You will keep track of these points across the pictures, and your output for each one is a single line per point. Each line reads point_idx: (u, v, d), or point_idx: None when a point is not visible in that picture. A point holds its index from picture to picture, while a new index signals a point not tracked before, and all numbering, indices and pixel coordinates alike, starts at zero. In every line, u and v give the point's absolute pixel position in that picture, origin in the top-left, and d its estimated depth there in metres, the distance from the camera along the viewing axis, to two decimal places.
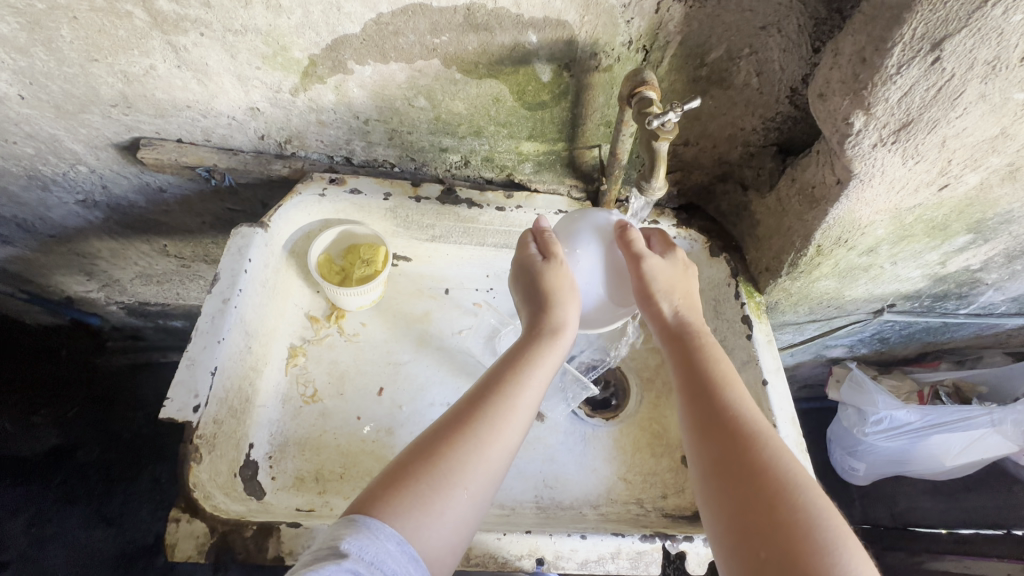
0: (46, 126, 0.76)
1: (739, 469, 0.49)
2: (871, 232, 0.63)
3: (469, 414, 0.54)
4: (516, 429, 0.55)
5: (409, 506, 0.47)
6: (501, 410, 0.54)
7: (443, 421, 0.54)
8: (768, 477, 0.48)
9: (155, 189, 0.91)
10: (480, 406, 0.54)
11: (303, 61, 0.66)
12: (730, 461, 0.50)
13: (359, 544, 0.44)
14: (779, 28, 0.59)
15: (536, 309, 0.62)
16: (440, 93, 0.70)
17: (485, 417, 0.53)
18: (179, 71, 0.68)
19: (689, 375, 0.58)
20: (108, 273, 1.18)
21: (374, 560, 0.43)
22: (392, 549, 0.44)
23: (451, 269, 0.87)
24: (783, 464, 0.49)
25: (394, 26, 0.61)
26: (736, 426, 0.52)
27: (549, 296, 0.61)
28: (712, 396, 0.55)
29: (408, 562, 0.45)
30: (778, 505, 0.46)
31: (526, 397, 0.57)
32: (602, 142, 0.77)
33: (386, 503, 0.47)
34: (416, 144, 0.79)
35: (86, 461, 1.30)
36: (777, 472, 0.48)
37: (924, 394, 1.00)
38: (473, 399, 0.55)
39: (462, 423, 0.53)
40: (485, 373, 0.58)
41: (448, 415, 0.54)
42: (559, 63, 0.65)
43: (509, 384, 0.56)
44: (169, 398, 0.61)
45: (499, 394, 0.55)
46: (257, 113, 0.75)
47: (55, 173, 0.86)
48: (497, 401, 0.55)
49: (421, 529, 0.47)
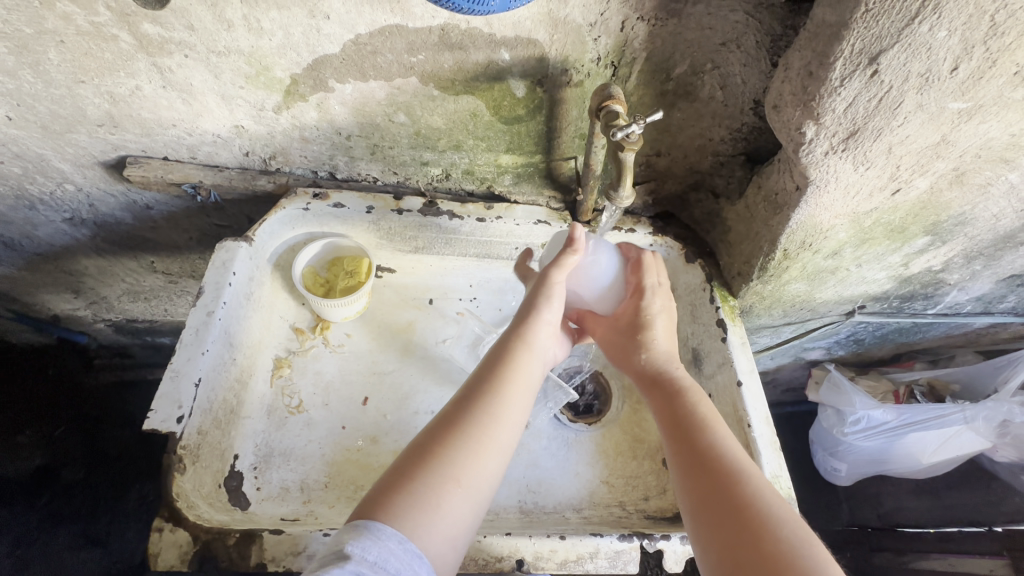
0: (34, 146, 0.78)
1: (736, 495, 0.51)
2: (833, 236, 0.65)
3: (473, 418, 0.55)
4: (508, 433, 0.56)
5: (413, 507, 0.48)
6: (496, 417, 0.56)
7: (445, 422, 0.55)
8: (767, 506, 0.50)
9: (142, 207, 0.93)
10: (477, 411, 0.56)
11: (285, 81, 0.69)
12: (726, 487, 0.52)
13: (362, 546, 0.44)
14: (739, 44, 0.62)
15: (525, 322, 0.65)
16: (419, 109, 0.73)
17: (481, 421, 0.55)
18: (165, 91, 0.70)
19: (683, 407, 0.61)
20: (95, 291, 1.18)
21: (378, 560, 0.43)
22: (394, 547, 0.45)
23: (434, 279, 0.89)
24: (779, 496, 0.51)
25: (372, 46, 0.64)
26: (729, 456, 0.55)
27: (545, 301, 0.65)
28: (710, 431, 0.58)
29: (411, 560, 0.45)
30: (776, 531, 0.47)
31: (519, 405, 0.59)
32: (578, 154, 0.79)
33: (385, 504, 0.48)
34: (398, 159, 0.82)
35: (71, 481, 1.28)
36: (775, 502, 0.50)
37: (901, 394, 1.02)
38: (468, 401, 0.57)
39: (464, 424, 0.55)
40: (478, 378, 0.60)
41: (450, 416, 0.56)
42: (532, 78, 0.68)
43: (512, 393, 0.58)
44: (153, 409, 0.62)
45: (503, 401, 0.57)
46: (241, 131, 0.77)
47: (42, 192, 0.87)
48: (498, 407, 0.57)
49: (421, 529, 0.47)
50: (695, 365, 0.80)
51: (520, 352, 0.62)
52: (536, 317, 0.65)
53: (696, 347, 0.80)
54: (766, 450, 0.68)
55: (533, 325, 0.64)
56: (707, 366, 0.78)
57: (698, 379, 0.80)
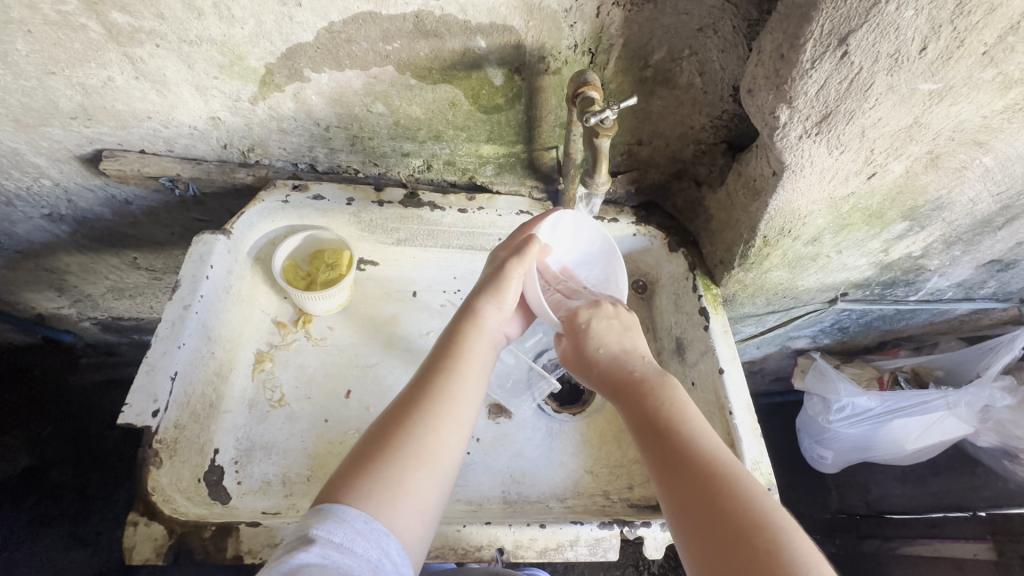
0: (7, 140, 0.77)
1: (701, 481, 0.51)
2: (811, 222, 0.65)
3: (434, 397, 0.55)
4: (468, 410, 0.56)
5: (376, 487, 0.48)
6: (456, 398, 0.55)
7: (403, 404, 0.54)
8: (723, 474, 0.52)
9: (121, 202, 0.92)
10: (436, 394, 0.55)
11: (260, 70, 0.68)
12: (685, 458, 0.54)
13: (327, 529, 0.45)
14: (715, 29, 0.62)
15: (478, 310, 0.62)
16: (397, 99, 0.72)
17: (440, 404, 0.54)
18: (138, 82, 0.69)
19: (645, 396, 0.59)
20: (78, 288, 1.17)
21: (344, 542, 0.44)
22: (360, 528, 0.46)
23: (417, 271, 0.89)
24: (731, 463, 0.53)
25: (346, 34, 0.63)
26: (686, 428, 0.56)
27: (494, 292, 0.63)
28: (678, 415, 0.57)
29: (378, 538, 0.46)
30: (734, 497, 0.50)
31: (476, 383, 0.58)
32: (559, 143, 0.79)
33: (348, 488, 0.48)
34: (378, 150, 0.81)
35: (60, 481, 1.27)
36: (729, 470, 0.52)
37: (885, 380, 1.03)
38: (426, 385, 0.56)
39: (423, 404, 0.54)
40: (434, 364, 0.58)
41: (409, 397, 0.55)
42: (510, 66, 0.67)
43: (469, 371, 0.58)
44: (128, 404, 0.61)
45: (462, 380, 0.57)
46: (218, 122, 0.76)
47: (19, 188, 0.86)
48: (457, 388, 0.56)
49: (385, 508, 0.48)
50: (679, 354, 0.80)
51: (477, 332, 0.61)
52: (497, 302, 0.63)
53: (679, 336, 0.81)
54: (747, 436, 0.68)
55: (492, 305, 0.63)
56: (690, 355, 0.78)
57: (681, 368, 0.80)
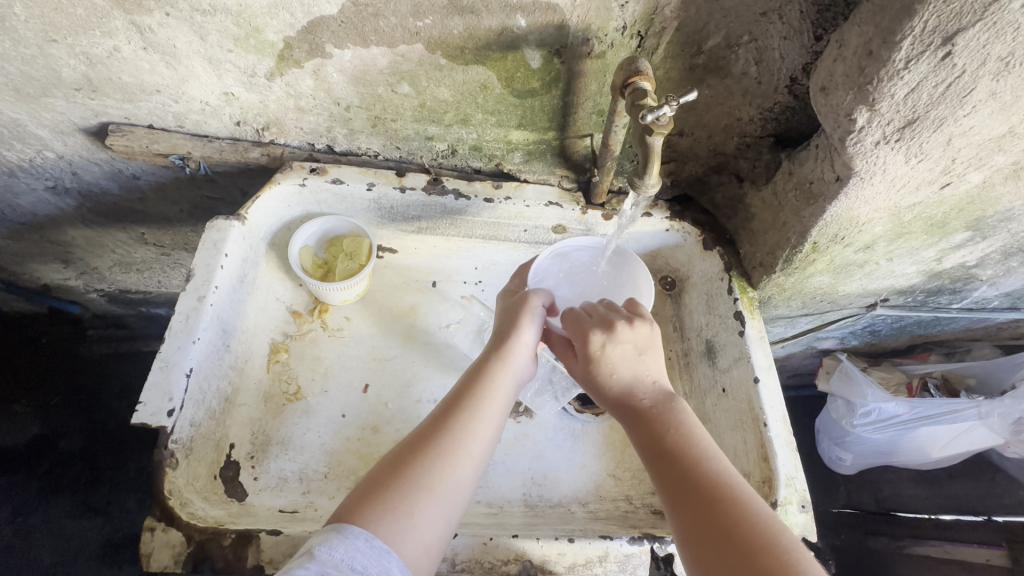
0: (8, 110, 0.72)
1: (713, 512, 0.45)
2: (868, 230, 0.62)
3: (449, 427, 0.52)
4: (482, 444, 0.53)
5: (386, 512, 0.46)
6: (469, 428, 0.53)
7: (420, 433, 0.52)
8: (735, 506, 0.45)
9: (128, 176, 0.87)
10: (449, 424, 0.52)
11: (278, 44, 0.63)
12: (675, 480, 0.49)
13: (331, 545, 0.42)
14: (781, 14, 0.56)
15: (496, 345, 0.61)
16: (424, 79, 0.67)
17: (455, 434, 0.52)
18: (146, 53, 0.64)
19: (657, 422, 0.54)
20: (85, 262, 1.14)
21: (344, 559, 0.41)
22: (361, 545, 0.43)
23: (437, 261, 0.85)
24: (735, 485, 0.47)
25: (374, 8, 0.58)
26: (687, 447, 0.51)
27: (523, 324, 0.61)
28: (685, 442, 0.51)
29: (380, 557, 0.43)
30: (734, 519, 0.44)
31: (494, 417, 0.55)
32: (595, 132, 0.74)
33: (361, 509, 0.46)
34: (401, 132, 0.76)
35: (70, 451, 1.27)
36: (733, 496, 0.46)
37: (914, 386, 1.00)
38: (442, 413, 0.54)
39: (438, 434, 0.52)
40: (451, 392, 0.56)
41: (425, 427, 0.53)
42: (550, 48, 0.62)
43: (487, 400, 0.55)
44: (142, 401, 0.58)
45: (480, 411, 0.54)
46: (231, 98, 0.72)
47: (22, 159, 0.82)
48: (472, 419, 0.53)
49: (396, 535, 0.45)
50: (709, 358, 0.77)
51: (496, 365, 0.58)
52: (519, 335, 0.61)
53: (711, 339, 0.77)
54: (782, 450, 0.66)
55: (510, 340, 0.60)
56: (722, 360, 0.75)
57: (711, 372, 0.77)
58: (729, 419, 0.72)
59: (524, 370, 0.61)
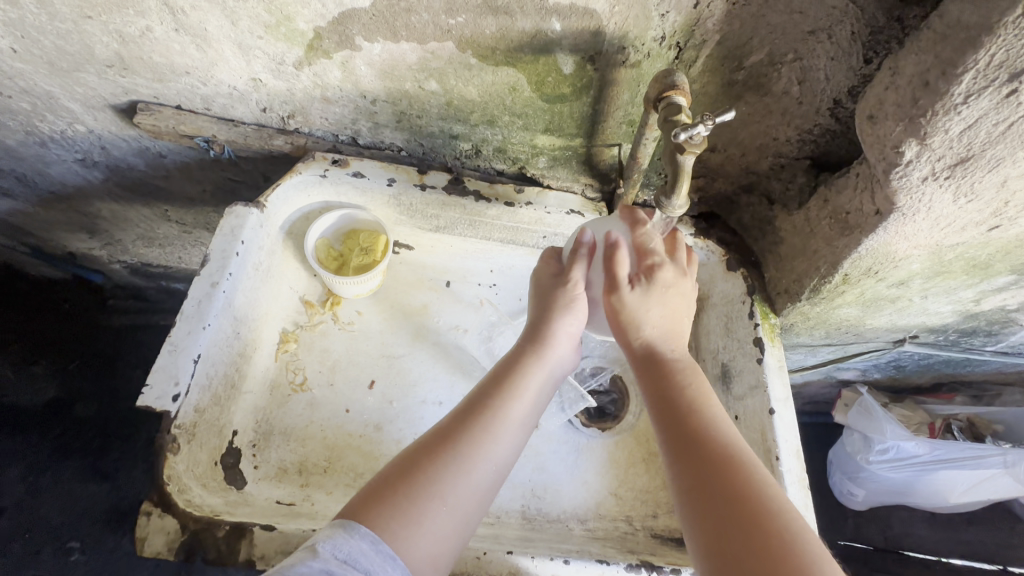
0: (42, 82, 0.73)
1: (714, 479, 0.46)
2: (904, 266, 0.59)
3: (471, 428, 0.51)
4: (504, 448, 0.53)
5: (395, 516, 0.45)
6: (493, 433, 0.52)
7: (441, 431, 0.51)
8: (734, 473, 0.46)
9: (154, 154, 0.88)
10: (471, 425, 0.52)
11: (308, 34, 0.62)
12: (677, 438, 0.50)
13: (333, 544, 0.42)
14: (830, 34, 0.53)
15: (528, 341, 0.59)
16: (453, 78, 0.66)
17: (477, 436, 0.51)
18: (177, 35, 0.64)
19: (666, 379, 0.54)
20: (110, 233, 1.16)
21: (347, 560, 0.41)
22: (366, 548, 0.42)
23: (452, 260, 0.84)
24: (739, 452, 0.48)
25: (406, 3, 0.56)
26: (693, 410, 0.51)
27: (562, 316, 0.59)
28: (687, 405, 0.52)
29: (385, 563, 0.42)
30: (736, 492, 0.44)
31: (519, 422, 0.54)
32: (623, 142, 0.72)
33: (372, 507, 0.45)
34: (426, 129, 0.75)
35: (84, 417, 1.29)
36: (735, 464, 0.47)
37: (936, 427, 0.97)
38: (465, 410, 0.53)
39: (459, 436, 0.51)
40: (476, 390, 0.56)
41: (446, 427, 0.52)
42: (583, 54, 0.60)
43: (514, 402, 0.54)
44: (148, 384, 0.58)
45: (503, 414, 0.53)
46: (259, 84, 0.71)
47: (53, 131, 0.83)
48: (498, 421, 0.53)
49: (404, 541, 0.44)
50: (723, 382, 0.75)
51: (529, 364, 0.57)
52: (555, 325, 0.59)
53: (727, 363, 0.75)
54: (793, 487, 0.63)
55: (543, 336, 0.59)
56: (736, 386, 0.73)
57: (724, 397, 0.74)
58: None
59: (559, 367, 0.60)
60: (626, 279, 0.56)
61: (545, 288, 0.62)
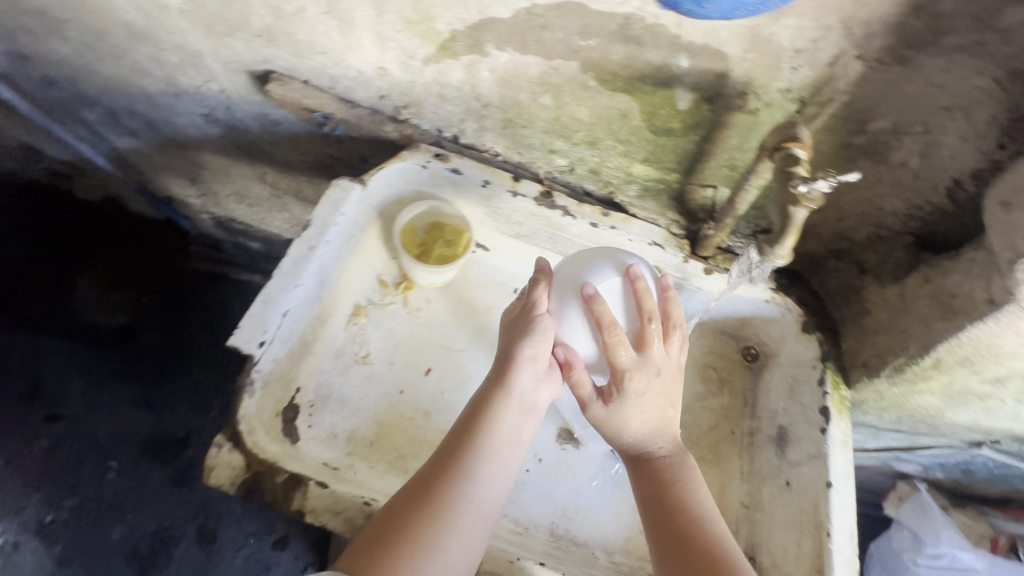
0: (196, 41, 0.81)
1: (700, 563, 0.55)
2: (1007, 362, 0.58)
3: (450, 479, 0.58)
4: (485, 492, 0.59)
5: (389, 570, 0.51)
6: (469, 481, 0.58)
7: (420, 485, 0.57)
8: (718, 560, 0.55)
9: (271, 120, 0.95)
10: (449, 476, 0.58)
11: (444, 34, 0.66)
12: (662, 523, 0.59)
13: None
14: (967, 113, 0.53)
15: (491, 385, 0.64)
16: (568, 96, 0.68)
17: (456, 487, 0.57)
18: (326, 18, 0.70)
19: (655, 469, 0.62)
20: (209, 185, 1.25)
21: None
22: None
23: (524, 269, 0.86)
24: (723, 544, 0.56)
25: (544, 20, 0.59)
26: (683, 500, 0.60)
27: (524, 345, 0.64)
28: (673, 493, 0.60)
29: None
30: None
31: (495, 462, 0.61)
32: (720, 185, 0.73)
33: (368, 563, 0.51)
34: (528, 139, 0.78)
35: (148, 346, 1.33)
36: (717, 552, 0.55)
37: (999, 544, 0.91)
38: (441, 462, 0.59)
39: (439, 486, 0.57)
40: (448, 438, 0.62)
41: (426, 479, 0.58)
42: (702, 94, 0.61)
43: (486, 451, 0.60)
44: (239, 327, 0.62)
45: (480, 461, 0.60)
46: (384, 73, 0.76)
47: (190, 85, 0.91)
48: (472, 468, 0.59)
49: None
50: (778, 445, 0.74)
51: (496, 409, 0.63)
52: (519, 349, 0.64)
53: (786, 426, 0.74)
54: (841, 567, 0.61)
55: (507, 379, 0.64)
56: (793, 452, 0.71)
57: (776, 461, 0.73)
58: (786, 515, 0.69)
59: (528, 388, 0.65)
60: (594, 398, 0.63)
61: (516, 322, 0.67)
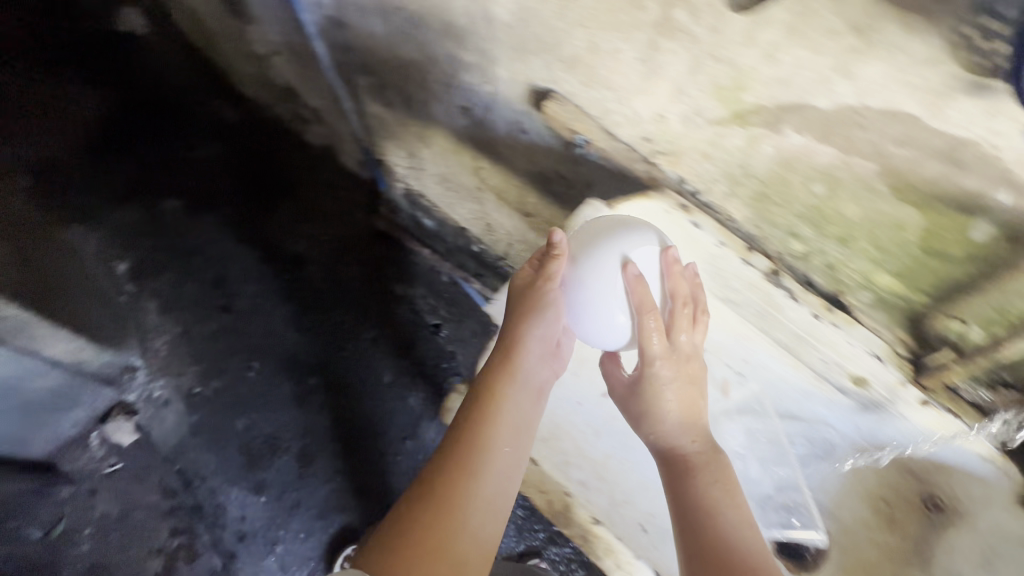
0: (502, 48, 0.96)
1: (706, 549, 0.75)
2: None
3: (458, 474, 0.75)
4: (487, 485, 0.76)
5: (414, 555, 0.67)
6: (477, 475, 0.76)
7: (436, 482, 0.74)
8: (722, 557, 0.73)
9: (520, 128, 1.08)
10: (460, 472, 0.75)
11: (747, 105, 0.71)
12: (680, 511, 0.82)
13: None
14: None
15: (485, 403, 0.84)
16: (846, 191, 0.70)
17: (463, 481, 0.74)
18: (636, 63, 0.79)
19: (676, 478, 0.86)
20: (425, 162, 1.42)
21: None
22: None
23: (722, 334, 0.94)
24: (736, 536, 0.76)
25: (863, 120, 0.63)
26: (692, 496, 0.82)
27: (526, 314, 0.87)
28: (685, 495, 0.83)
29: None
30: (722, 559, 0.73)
31: (500, 457, 0.79)
32: (975, 323, 0.71)
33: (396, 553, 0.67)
34: (775, 218, 0.80)
35: (314, 277, 1.67)
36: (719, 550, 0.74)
37: None
38: (457, 460, 0.77)
39: (453, 478, 0.74)
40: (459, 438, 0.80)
41: (446, 474, 0.75)
42: (1006, 231, 0.61)
43: (488, 455, 0.78)
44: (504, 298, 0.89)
45: (482, 460, 0.77)
46: (659, 120, 0.83)
47: (470, 81, 1.08)
48: (477, 465, 0.76)
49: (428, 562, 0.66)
50: None
51: (492, 405, 0.84)
52: (526, 329, 0.88)
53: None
54: None
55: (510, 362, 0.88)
56: None
57: None
58: None
59: (526, 374, 0.89)
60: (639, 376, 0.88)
61: (520, 293, 0.89)
